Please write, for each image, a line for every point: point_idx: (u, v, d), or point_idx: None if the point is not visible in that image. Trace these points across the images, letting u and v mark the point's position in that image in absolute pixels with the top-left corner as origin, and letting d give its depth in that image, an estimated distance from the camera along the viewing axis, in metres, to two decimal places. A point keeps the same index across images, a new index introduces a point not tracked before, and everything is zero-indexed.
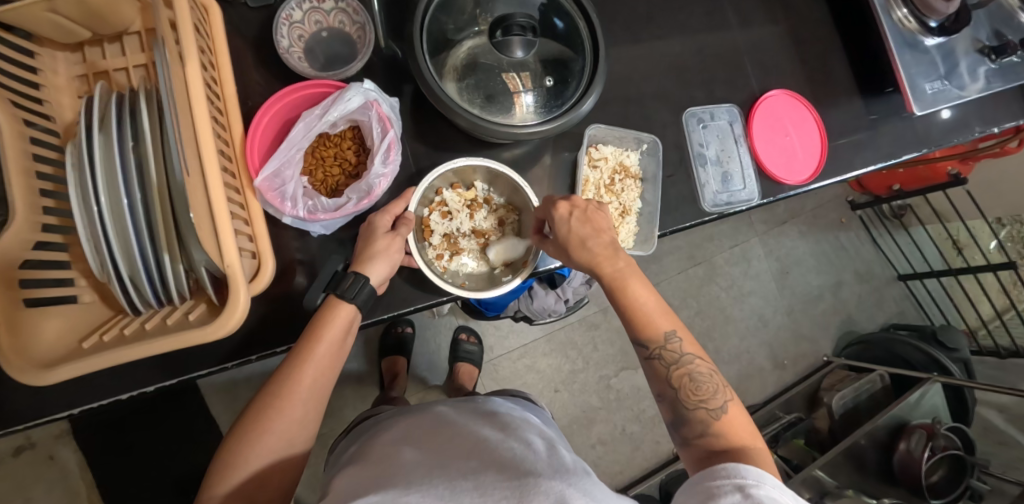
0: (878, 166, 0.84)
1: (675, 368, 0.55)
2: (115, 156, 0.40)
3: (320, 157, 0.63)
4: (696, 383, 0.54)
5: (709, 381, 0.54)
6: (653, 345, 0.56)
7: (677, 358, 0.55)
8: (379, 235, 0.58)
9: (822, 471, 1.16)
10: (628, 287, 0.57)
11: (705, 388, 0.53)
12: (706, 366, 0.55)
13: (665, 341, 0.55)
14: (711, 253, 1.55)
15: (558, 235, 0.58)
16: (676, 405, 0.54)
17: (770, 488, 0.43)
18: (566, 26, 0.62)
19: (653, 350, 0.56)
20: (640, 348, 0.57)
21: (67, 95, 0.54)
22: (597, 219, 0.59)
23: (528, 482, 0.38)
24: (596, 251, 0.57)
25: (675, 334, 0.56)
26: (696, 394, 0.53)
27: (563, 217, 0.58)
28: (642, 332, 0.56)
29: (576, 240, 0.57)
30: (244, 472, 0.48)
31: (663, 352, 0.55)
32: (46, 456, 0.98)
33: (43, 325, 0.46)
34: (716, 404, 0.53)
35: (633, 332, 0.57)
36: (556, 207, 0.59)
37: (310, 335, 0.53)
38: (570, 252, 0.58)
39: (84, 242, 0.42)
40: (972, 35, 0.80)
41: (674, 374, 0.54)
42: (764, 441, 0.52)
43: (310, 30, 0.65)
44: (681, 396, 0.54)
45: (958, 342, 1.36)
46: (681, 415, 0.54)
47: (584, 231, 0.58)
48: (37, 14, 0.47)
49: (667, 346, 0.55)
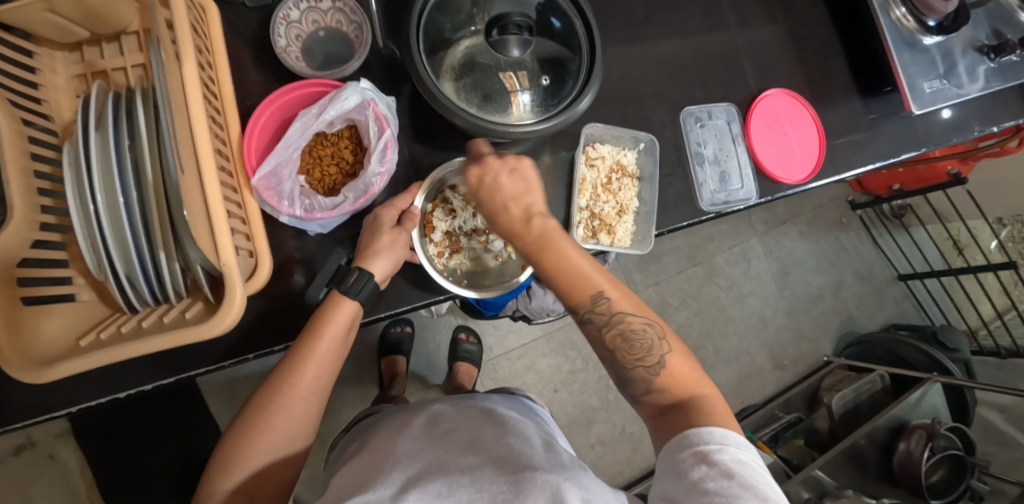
0: (877, 165, 0.84)
1: (608, 329, 0.50)
2: (112, 154, 0.40)
3: (317, 156, 0.63)
4: (630, 342, 0.49)
5: (644, 337, 0.49)
6: (581, 309, 0.51)
7: (607, 319, 0.50)
8: (384, 231, 0.58)
9: (822, 471, 1.15)
10: (556, 246, 0.50)
11: (641, 345, 0.49)
12: (640, 320, 0.50)
13: (593, 303, 0.50)
14: (711, 252, 1.55)
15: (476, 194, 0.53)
16: (616, 365, 0.51)
17: (734, 448, 0.43)
18: (563, 25, 0.62)
19: (582, 314, 0.51)
20: (572, 313, 0.52)
21: (65, 95, 0.54)
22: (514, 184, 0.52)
23: (524, 476, 0.38)
24: (512, 220, 0.52)
25: (604, 293, 0.50)
26: (632, 353, 0.49)
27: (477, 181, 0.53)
28: (569, 296, 0.51)
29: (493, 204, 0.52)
30: (244, 469, 0.48)
31: (593, 315, 0.50)
32: (46, 455, 0.99)
33: (41, 324, 0.46)
34: (654, 360, 0.49)
35: (561, 295, 0.51)
36: (477, 169, 0.53)
37: (311, 332, 0.53)
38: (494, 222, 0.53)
39: (81, 241, 0.43)
40: (971, 34, 0.79)
41: (607, 336, 0.50)
42: (711, 380, 0.50)
43: (308, 29, 0.65)
44: (618, 357, 0.50)
45: (958, 342, 1.36)
46: (624, 376, 0.50)
47: (509, 191, 0.52)
48: (35, 13, 0.47)
49: (596, 309, 0.50)
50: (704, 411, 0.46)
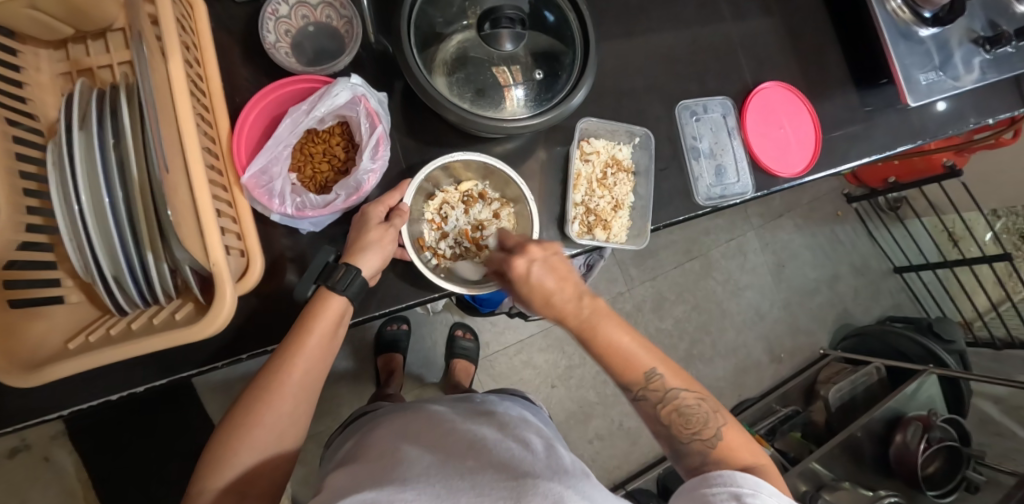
0: (872, 158, 0.83)
1: (663, 406, 0.52)
2: (96, 153, 0.40)
3: (309, 153, 0.62)
4: (686, 416, 0.52)
5: (698, 411, 0.52)
6: (636, 386, 0.52)
7: (663, 395, 0.52)
8: (372, 226, 0.57)
9: (819, 463, 1.16)
10: (599, 332, 0.52)
11: (696, 418, 0.52)
12: (694, 395, 0.53)
13: (647, 381, 0.52)
14: (708, 246, 1.55)
15: (521, 292, 0.54)
16: (672, 440, 0.53)
17: (766, 497, 0.44)
18: (557, 18, 0.61)
19: (637, 391, 0.53)
20: (624, 390, 0.53)
21: (51, 93, 0.53)
22: (562, 268, 0.54)
23: (526, 483, 0.37)
24: (560, 304, 0.53)
25: (657, 370, 0.52)
26: (690, 427, 0.52)
27: (522, 275, 0.53)
28: (622, 378, 0.53)
29: (542, 294, 0.53)
30: (233, 468, 0.47)
31: (647, 391, 0.52)
32: (41, 457, 0.97)
33: (28, 328, 0.45)
34: (711, 433, 0.51)
35: (613, 376, 0.53)
36: (516, 263, 0.53)
37: (300, 329, 0.52)
38: (534, 306, 0.55)
39: (66, 242, 0.42)
40: (966, 26, 0.79)
41: (663, 412, 0.53)
42: (764, 451, 0.52)
43: (297, 25, 0.64)
44: (674, 431, 0.53)
45: (954, 334, 1.36)
46: (679, 449, 0.53)
47: (549, 284, 0.53)
48: (16, 10, 0.46)
49: (650, 385, 0.52)
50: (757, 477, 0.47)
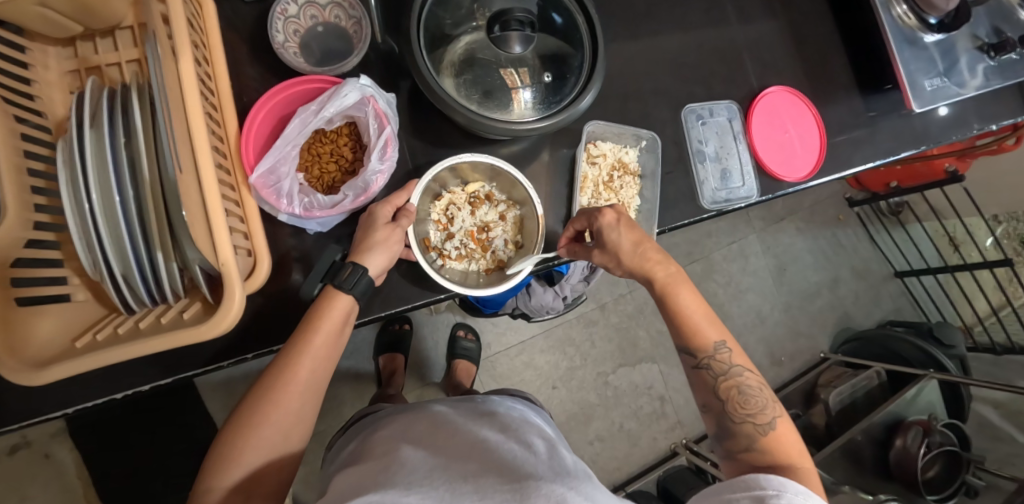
0: (876, 163, 0.83)
1: (723, 379, 0.56)
2: (106, 151, 0.40)
3: (317, 154, 0.62)
4: (745, 396, 0.55)
5: (757, 395, 0.55)
6: (702, 355, 0.57)
7: (726, 369, 0.56)
8: (379, 226, 0.57)
9: (820, 467, 1.15)
10: (677, 295, 0.58)
11: (754, 401, 0.54)
12: (756, 380, 0.56)
13: (715, 352, 0.57)
14: (710, 249, 1.55)
15: (608, 243, 0.58)
16: (722, 416, 0.56)
17: (791, 495, 0.44)
18: (565, 20, 0.61)
19: (701, 359, 0.57)
20: (688, 356, 0.58)
21: (58, 90, 0.53)
22: (640, 228, 0.60)
23: (528, 485, 0.37)
24: (647, 255, 0.58)
25: (724, 345, 0.57)
26: (745, 407, 0.54)
27: (611, 224, 0.58)
28: (691, 342, 0.57)
29: (623, 248, 0.58)
30: (239, 468, 0.47)
31: (711, 362, 0.56)
32: (41, 454, 0.97)
33: (36, 326, 0.45)
34: (764, 418, 0.53)
35: (680, 340, 0.58)
36: (603, 215, 0.58)
37: (306, 328, 0.52)
38: (620, 259, 0.59)
39: (75, 240, 0.42)
40: (971, 32, 0.79)
41: (721, 386, 0.56)
42: (813, 459, 0.53)
43: (305, 24, 0.64)
44: (728, 408, 0.55)
45: (954, 339, 1.36)
46: (726, 427, 0.55)
47: (631, 239, 0.58)
48: (27, 9, 0.46)
49: (716, 356, 0.56)
50: (792, 475, 0.49)
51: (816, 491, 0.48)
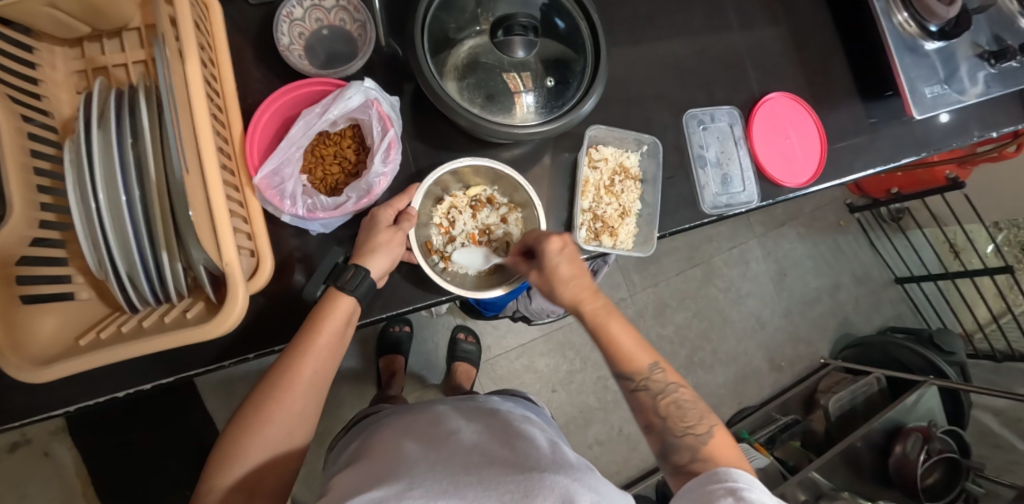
0: (876, 170, 0.84)
1: (661, 398, 0.57)
2: (114, 152, 0.40)
3: (320, 155, 0.63)
4: (682, 410, 0.56)
5: (693, 408, 0.56)
6: (637, 377, 0.57)
7: (662, 388, 0.57)
8: (381, 229, 0.57)
9: (818, 472, 1.16)
10: (608, 328, 0.59)
11: (692, 413, 0.56)
12: (689, 394, 0.58)
13: (649, 374, 0.57)
14: (710, 254, 1.55)
15: (545, 268, 0.59)
16: (665, 434, 0.56)
17: (760, 491, 0.45)
18: (568, 25, 0.62)
19: (638, 382, 0.57)
20: (624, 380, 0.58)
21: (65, 90, 0.53)
22: (580, 261, 0.60)
23: (532, 478, 0.37)
24: (579, 288, 0.59)
25: (657, 365, 0.58)
26: (683, 421, 0.55)
27: (555, 250, 0.58)
28: (624, 366, 0.58)
29: (560, 276, 0.59)
30: (243, 467, 0.48)
31: (648, 382, 0.57)
32: (41, 452, 1.00)
33: (41, 324, 0.46)
34: (702, 429, 0.55)
35: (615, 365, 0.58)
36: (549, 242, 0.58)
37: (310, 328, 0.52)
38: (557, 285, 0.59)
39: (81, 239, 0.42)
40: (972, 40, 0.80)
41: (660, 404, 0.57)
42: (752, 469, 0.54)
43: (311, 28, 0.65)
44: (669, 424, 0.56)
45: (955, 346, 1.37)
46: (669, 443, 0.55)
47: (568, 270, 0.59)
48: (36, 9, 0.46)
49: (652, 377, 0.57)
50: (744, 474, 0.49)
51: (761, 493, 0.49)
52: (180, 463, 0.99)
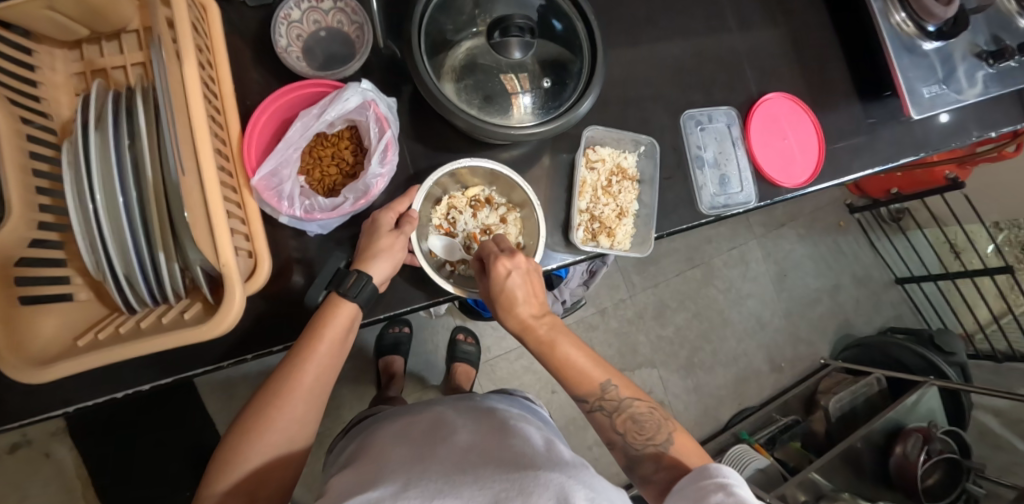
0: (875, 170, 0.84)
1: (617, 415, 0.57)
2: (112, 154, 0.40)
3: (318, 157, 0.63)
4: (639, 424, 0.56)
5: (650, 419, 0.56)
6: (592, 398, 0.57)
7: (617, 405, 0.57)
8: (383, 234, 0.57)
9: (819, 474, 1.15)
10: (558, 348, 0.58)
11: (649, 425, 0.56)
12: (645, 405, 0.57)
13: (603, 392, 0.57)
14: (709, 255, 1.55)
15: (493, 290, 0.57)
16: (626, 449, 0.56)
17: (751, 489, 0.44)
18: (565, 26, 0.62)
19: (593, 402, 0.57)
20: (581, 402, 0.58)
21: (65, 93, 0.54)
22: (534, 283, 0.59)
23: (528, 475, 0.37)
24: (527, 314, 0.58)
25: (611, 383, 0.58)
26: (641, 434, 0.56)
27: (501, 274, 0.57)
28: (579, 388, 0.57)
29: (510, 298, 0.57)
30: (243, 470, 0.48)
31: (603, 402, 0.57)
32: (41, 453, 1.00)
33: (40, 324, 0.46)
34: (661, 438, 0.55)
35: (571, 389, 0.58)
36: (495, 268, 0.57)
37: (312, 333, 0.53)
38: (505, 309, 0.57)
39: (80, 240, 0.43)
40: (970, 40, 0.80)
41: (617, 422, 0.56)
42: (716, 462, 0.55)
43: (309, 29, 0.65)
44: (628, 440, 0.56)
45: (955, 346, 1.36)
46: (632, 457, 0.56)
47: (519, 293, 0.57)
48: (35, 12, 0.46)
49: (606, 396, 0.57)
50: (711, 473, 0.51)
51: None
52: (179, 466, 0.99)
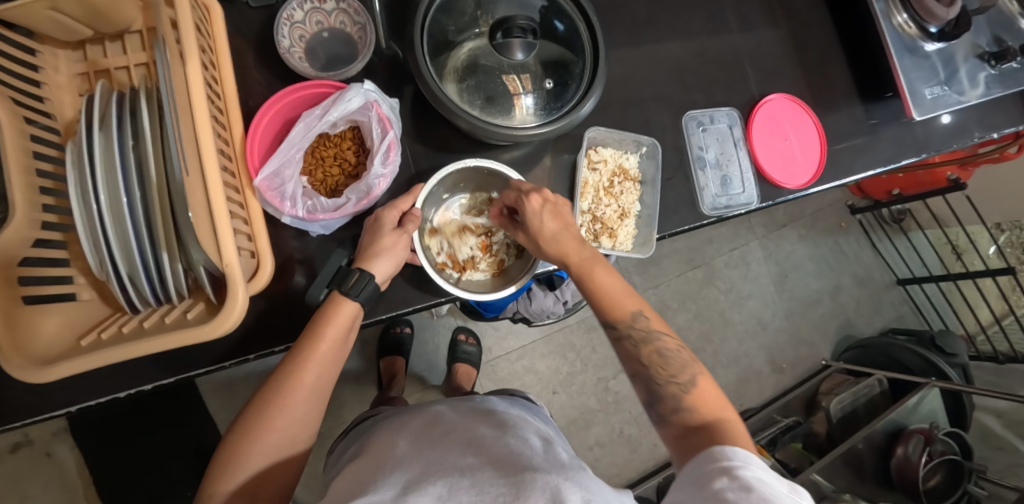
0: (876, 171, 0.84)
1: (644, 346, 0.57)
2: (116, 155, 0.41)
3: (320, 157, 0.63)
4: (665, 358, 0.56)
5: (677, 356, 0.56)
6: (622, 325, 0.58)
7: (645, 337, 0.57)
8: (386, 232, 0.58)
9: (820, 475, 1.15)
10: (593, 274, 0.59)
11: (674, 362, 0.55)
12: (673, 343, 0.57)
13: (633, 321, 0.58)
14: (710, 255, 1.55)
15: (530, 226, 0.59)
16: (648, 383, 0.56)
17: (757, 468, 0.43)
18: (567, 27, 0.62)
19: (622, 330, 0.58)
20: (610, 329, 0.59)
21: (68, 93, 0.54)
22: (564, 214, 0.61)
23: (524, 478, 0.37)
24: (563, 241, 0.59)
25: (641, 313, 0.58)
26: (666, 369, 0.55)
27: (535, 210, 0.59)
28: (609, 314, 0.58)
29: (546, 233, 0.59)
30: (245, 472, 0.48)
31: (631, 330, 0.58)
32: (42, 452, 1.01)
33: (43, 324, 0.46)
34: (685, 377, 0.54)
35: (601, 313, 0.59)
36: (527, 199, 0.59)
37: (313, 332, 0.53)
38: (542, 243, 0.59)
39: (83, 241, 0.43)
40: (972, 41, 0.80)
41: (643, 353, 0.56)
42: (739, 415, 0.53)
43: (311, 30, 0.65)
44: (652, 373, 0.55)
45: (956, 347, 1.36)
46: (655, 393, 0.55)
47: (552, 226, 0.59)
48: (39, 12, 0.46)
49: (635, 325, 0.58)
50: (721, 428, 0.49)
51: (742, 436, 0.49)
52: (180, 465, 0.99)
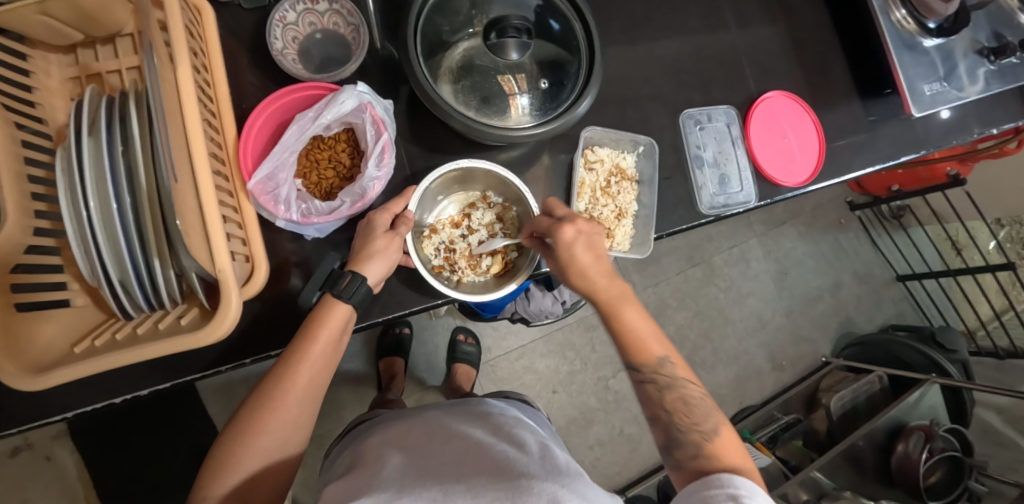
0: (875, 168, 0.83)
1: (670, 392, 0.56)
2: (105, 160, 0.40)
3: (314, 160, 0.62)
4: (690, 406, 0.56)
5: (701, 404, 0.56)
6: (646, 368, 0.57)
7: (670, 382, 0.57)
8: (378, 234, 0.57)
9: (821, 472, 1.15)
10: (623, 313, 0.57)
11: (699, 410, 0.56)
12: (697, 390, 0.57)
13: (659, 366, 0.57)
14: (710, 253, 1.55)
15: (561, 259, 0.57)
16: (669, 429, 0.55)
17: (760, 499, 0.46)
18: (562, 27, 0.61)
19: (646, 373, 0.57)
20: (633, 371, 0.58)
21: (59, 97, 0.53)
22: (598, 245, 0.58)
23: (519, 484, 0.37)
24: (596, 277, 0.57)
25: (669, 359, 0.57)
26: (689, 417, 0.55)
27: (568, 241, 0.56)
28: (635, 356, 0.57)
29: (577, 265, 0.56)
30: (237, 476, 0.48)
31: (656, 375, 0.57)
32: (42, 456, 1.00)
33: (37, 330, 0.46)
34: (709, 427, 0.54)
35: (626, 356, 0.58)
36: (561, 230, 0.56)
37: (305, 334, 0.52)
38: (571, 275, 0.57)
39: (74, 247, 0.42)
40: (971, 36, 0.79)
41: (668, 398, 0.56)
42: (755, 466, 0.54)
43: (304, 31, 0.64)
44: (674, 419, 0.55)
45: (957, 343, 1.36)
46: (674, 438, 0.54)
47: (586, 258, 0.56)
48: (28, 16, 0.46)
49: (660, 370, 0.57)
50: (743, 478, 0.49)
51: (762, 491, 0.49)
52: (179, 463, 0.98)
